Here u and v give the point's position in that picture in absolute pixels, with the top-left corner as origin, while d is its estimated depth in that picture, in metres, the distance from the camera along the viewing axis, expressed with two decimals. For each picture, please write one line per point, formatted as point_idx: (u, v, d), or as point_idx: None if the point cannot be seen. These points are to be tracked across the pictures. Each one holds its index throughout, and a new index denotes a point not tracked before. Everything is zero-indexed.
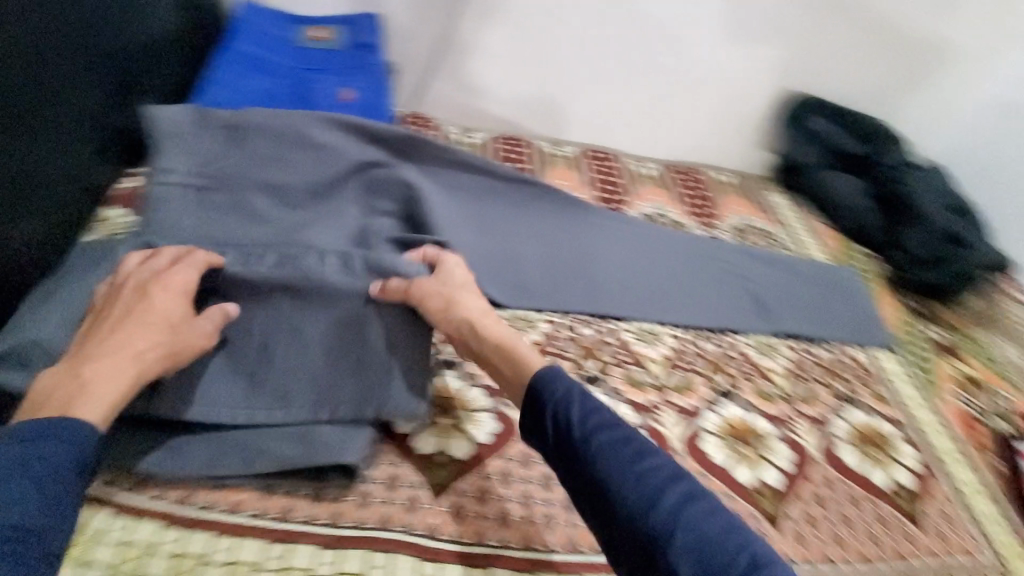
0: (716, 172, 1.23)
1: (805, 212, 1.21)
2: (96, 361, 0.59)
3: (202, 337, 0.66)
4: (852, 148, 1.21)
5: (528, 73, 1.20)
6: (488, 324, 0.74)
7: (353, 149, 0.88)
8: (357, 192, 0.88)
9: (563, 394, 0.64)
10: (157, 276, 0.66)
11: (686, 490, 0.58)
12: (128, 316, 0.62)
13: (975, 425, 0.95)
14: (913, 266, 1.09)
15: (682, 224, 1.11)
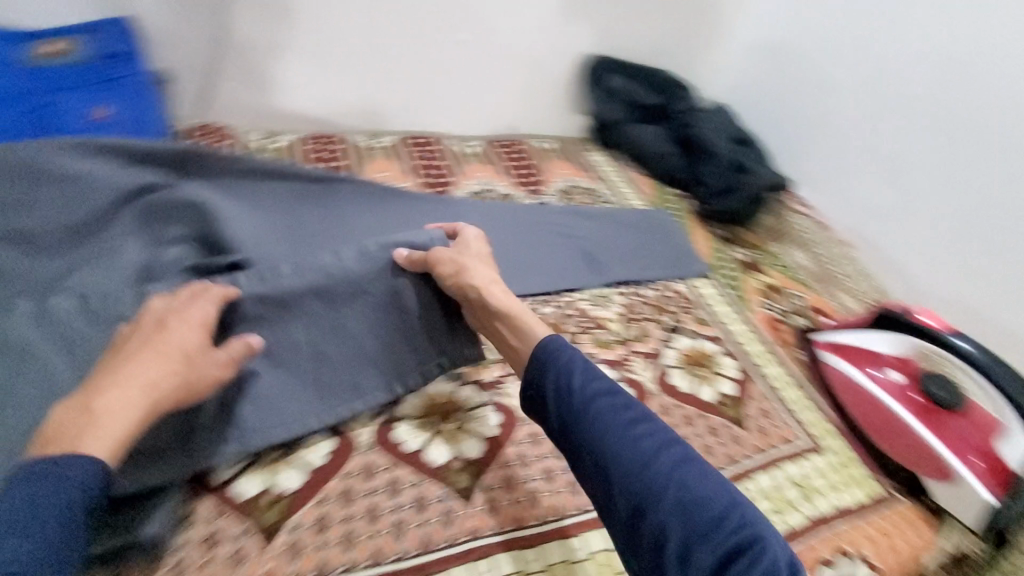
0: (530, 142, 1.26)
1: (617, 165, 1.26)
2: (106, 391, 0.47)
3: (216, 366, 0.54)
4: (644, 99, 1.26)
5: (327, 67, 1.07)
6: (496, 293, 0.65)
7: (118, 176, 0.70)
8: (135, 225, 0.70)
9: (563, 359, 0.58)
10: (174, 308, 0.55)
11: (677, 453, 0.53)
12: (139, 344, 0.51)
13: (780, 325, 0.93)
14: (709, 197, 1.13)
15: (510, 196, 1.09)
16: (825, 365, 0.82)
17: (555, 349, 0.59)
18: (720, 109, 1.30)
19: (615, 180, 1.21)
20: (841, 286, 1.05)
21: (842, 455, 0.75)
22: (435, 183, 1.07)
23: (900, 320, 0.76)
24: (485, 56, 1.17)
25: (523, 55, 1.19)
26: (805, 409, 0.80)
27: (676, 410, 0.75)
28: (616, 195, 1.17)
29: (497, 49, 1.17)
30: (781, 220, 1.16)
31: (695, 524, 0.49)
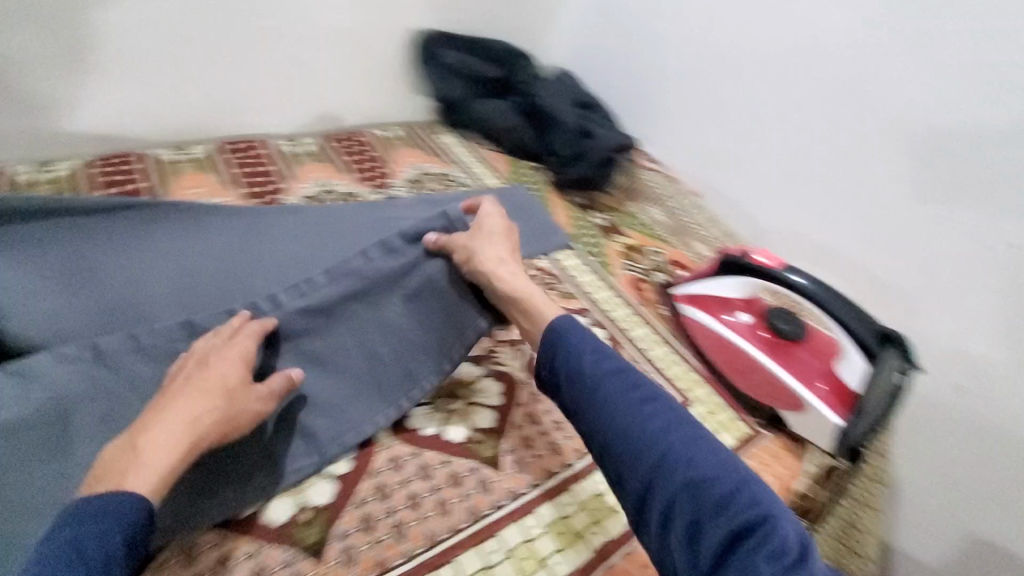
0: (371, 132, 1.17)
1: (469, 145, 1.20)
2: (152, 426, 0.47)
3: (258, 401, 0.54)
4: (485, 72, 1.20)
5: (100, 74, 0.89)
6: (506, 275, 0.68)
7: None
8: None
9: (574, 342, 0.59)
10: (215, 341, 0.55)
11: (686, 433, 0.52)
12: (181, 382, 0.51)
13: (642, 286, 0.94)
14: (560, 167, 1.11)
15: (352, 194, 0.99)
16: (686, 318, 0.83)
17: (564, 333, 0.60)
18: (562, 75, 1.27)
19: (469, 161, 1.16)
20: (695, 236, 1.08)
21: (711, 401, 0.76)
22: (263, 191, 0.95)
23: (741, 264, 0.77)
24: (301, 42, 1.04)
25: (345, 37, 1.08)
26: (672, 364, 0.80)
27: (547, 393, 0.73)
28: (469, 177, 1.12)
29: (313, 32, 1.04)
30: (633, 178, 1.15)
31: (702, 504, 0.48)
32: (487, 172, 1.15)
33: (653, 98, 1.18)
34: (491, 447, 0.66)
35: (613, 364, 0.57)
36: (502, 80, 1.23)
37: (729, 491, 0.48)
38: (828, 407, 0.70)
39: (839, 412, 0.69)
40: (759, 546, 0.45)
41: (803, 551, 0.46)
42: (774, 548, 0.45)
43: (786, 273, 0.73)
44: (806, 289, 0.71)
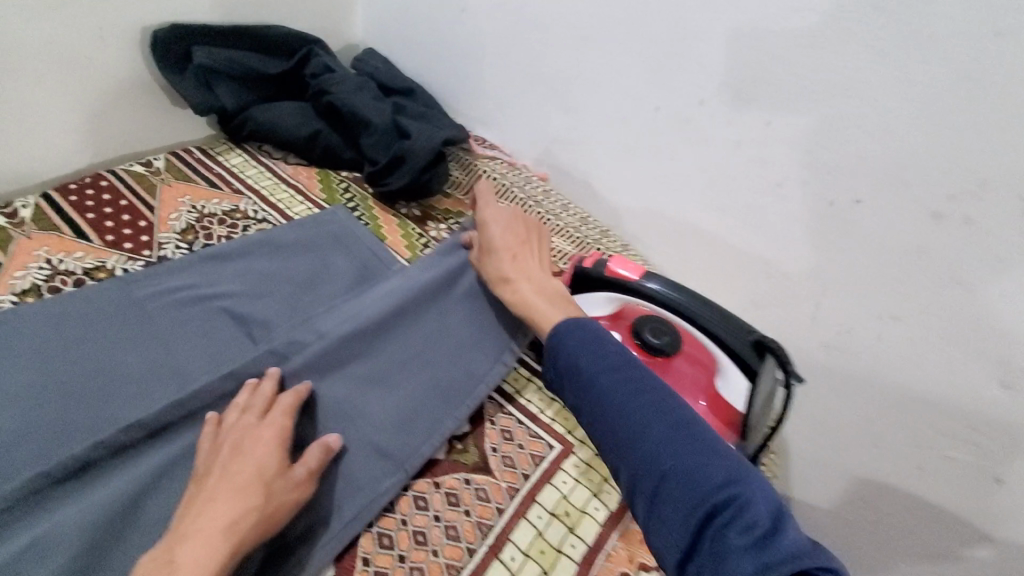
0: (118, 170, 0.87)
1: (264, 164, 0.96)
2: (188, 542, 0.46)
3: (296, 486, 0.53)
4: (261, 68, 0.95)
5: None
6: (521, 275, 0.66)
7: None
8: None
9: (569, 342, 0.56)
10: (249, 429, 0.55)
11: (675, 418, 0.50)
12: (217, 478, 0.51)
13: None
14: (379, 176, 0.91)
15: (97, 270, 0.73)
16: None
17: (559, 335, 0.57)
18: (363, 58, 1.05)
19: (267, 186, 0.92)
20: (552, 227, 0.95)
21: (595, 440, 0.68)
22: None
23: (599, 277, 0.66)
24: None
25: (34, 54, 0.78)
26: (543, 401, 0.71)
27: (401, 496, 0.60)
28: (269, 208, 0.88)
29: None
30: (472, 171, 0.99)
31: (681, 488, 0.46)
32: (294, 194, 0.92)
33: (471, 71, 1.02)
34: None
35: (608, 356, 0.54)
36: (287, 75, 0.98)
37: (709, 473, 0.46)
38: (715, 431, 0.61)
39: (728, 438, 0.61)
40: (732, 526, 0.43)
41: (777, 522, 0.43)
42: (747, 521, 0.42)
43: (646, 283, 0.63)
44: (672, 299, 0.62)
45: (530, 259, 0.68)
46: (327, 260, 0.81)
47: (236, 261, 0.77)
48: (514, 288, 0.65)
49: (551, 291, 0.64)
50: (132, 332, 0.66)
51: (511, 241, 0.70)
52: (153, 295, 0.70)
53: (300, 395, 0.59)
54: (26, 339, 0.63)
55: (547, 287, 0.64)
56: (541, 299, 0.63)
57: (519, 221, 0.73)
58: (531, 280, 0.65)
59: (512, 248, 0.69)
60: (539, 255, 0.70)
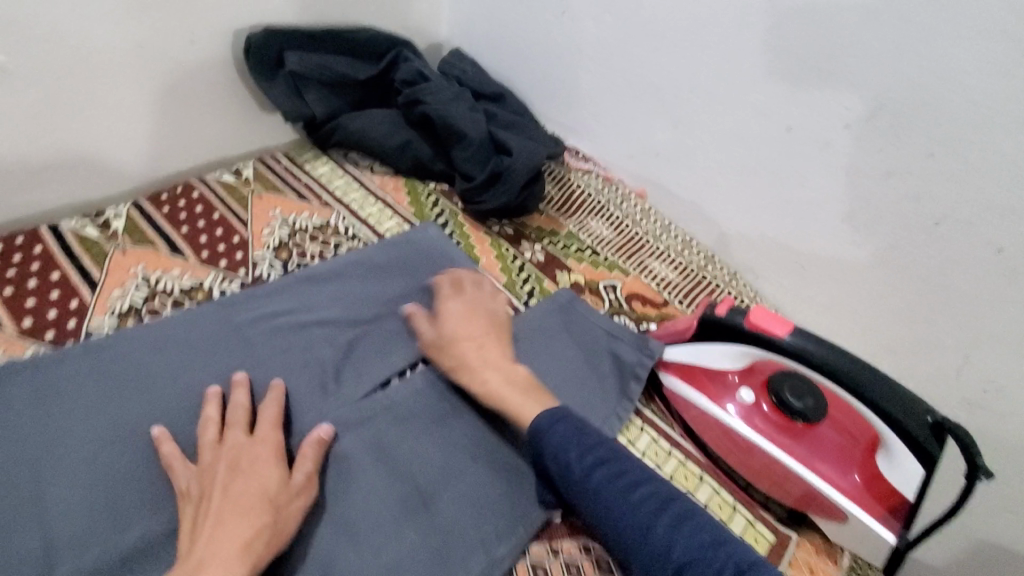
0: (209, 179, 0.85)
1: (351, 173, 0.92)
2: (208, 565, 0.46)
3: (300, 492, 0.54)
4: (352, 73, 0.91)
5: None
6: (487, 363, 0.63)
7: None
8: None
9: (554, 436, 0.56)
10: (244, 447, 0.54)
11: (676, 509, 0.51)
12: (217, 499, 0.50)
13: None
14: (474, 194, 0.87)
15: (195, 290, 0.71)
16: (674, 393, 0.66)
17: (547, 422, 0.57)
18: (450, 58, 0.99)
19: (355, 199, 0.88)
20: (651, 251, 0.88)
21: (721, 506, 0.61)
22: (52, 316, 0.65)
23: (736, 328, 0.59)
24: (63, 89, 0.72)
25: (127, 61, 0.76)
26: (661, 457, 0.64)
27: (519, 563, 0.57)
28: (360, 223, 0.85)
29: (72, 65, 0.72)
30: (565, 187, 0.93)
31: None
32: (383, 207, 0.88)
33: (565, 77, 0.95)
34: None
35: (596, 451, 0.54)
36: (376, 80, 0.94)
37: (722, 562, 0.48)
38: (870, 510, 0.55)
39: (892, 524, 0.55)
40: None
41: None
42: None
43: (797, 345, 0.55)
44: (829, 360, 0.54)
45: (495, 348, 0.65)
46: (421, 283, 0.76)
47: (330, 283, 0.73)
48: (483, 380, 0.62)
49: (519, 381, 0.62)
50: (233, 363, 0.64)
51: (475, 326, 0.66)
52: (254, 320, 0.67)
53: (275, 397, 0.60)
54: (134, 369, 0.61)
55: (516, 374, 0.62)
56: (514, 389, 0.61)
57: (480, 310, 0.69)
58: (498, 369, 0.63)
59: (474, 336, 0.66)
60: (500, 333, 0.67)
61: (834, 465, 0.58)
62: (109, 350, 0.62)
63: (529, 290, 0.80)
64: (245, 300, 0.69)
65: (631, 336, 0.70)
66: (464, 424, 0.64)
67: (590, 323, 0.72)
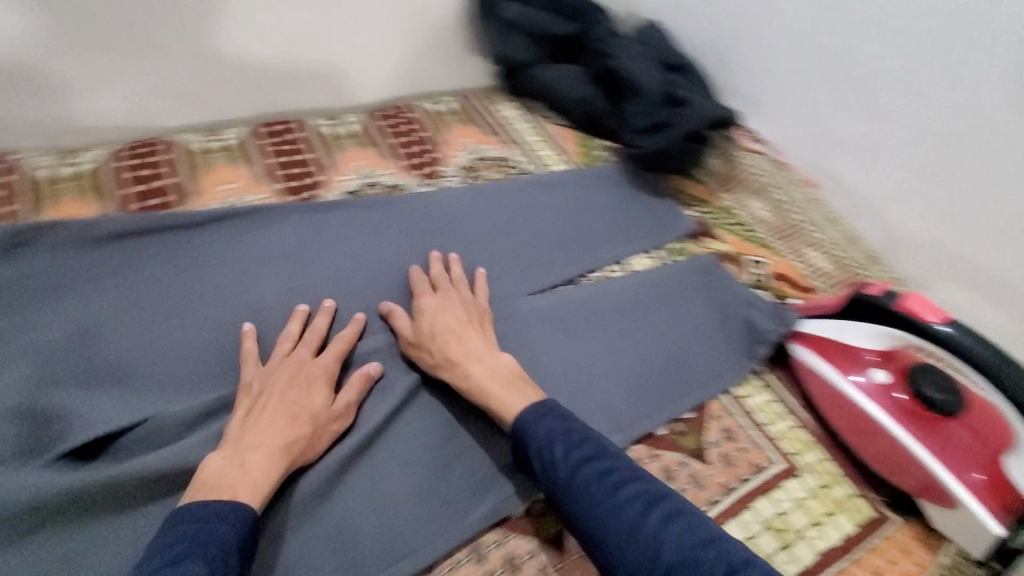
0: (423, 107, 1.01)
1: (533, 120, 1.03)
2: (250, 452, 0.53)
3: (338, 418, 0.60)
4: (551, 29, 1.00)
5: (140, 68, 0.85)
6: (466, 352, 0.63)
7: (68, 282, 0.64)
8: (18, 345, 0.60)
9: (540, 429, 0.57)
10: (307, 364, 0.61)
11: (664, 508, 0.52)
12: (274, 397, 0.58)
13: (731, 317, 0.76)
14: (635, 138, 0.92)
15: (398, 188, 0.87)
16: (801, 362, 0.68)
17: (529, 418, 0.58)
18: (646, 27, 1.05)
19: (534, 141, 0.99)
20: (808, 238, 0.89)
21: (825, 473, 0.63)
22: (298, 184, 0.84)
23: (885, 309, 0.61)
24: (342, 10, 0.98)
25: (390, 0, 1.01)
26: (774, 415, 0.68)
27: None
28: (532, 161, 0.95)
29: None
30: (731, 163, 0.96)
31: None
32: (554, 151, 0.98)
33: (758, 58, 0.96)
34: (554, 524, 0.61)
35: (581, 448, 0.55)
36: (572, 38, 1.02)
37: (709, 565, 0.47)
38: (989, 508, 0.55)
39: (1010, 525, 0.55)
40: None
41: None
42: None
43: (949, 333, 0.57)
44: (981, 355, 0.55)
45: (476, 338, 0.65)
46: (578, 211, 0.86)
47: (498, 200, 0.85)
48: (465, 372, 0.62)
49: (502, 373, 0.62)
50: (416, 245, 0.78)
51: (450, 318, 0.66)
52: (434, 217, 0.81)
53: (351, 329, 0.66)
54: (341, 233, 0.77)
55: (499, 369, 0.62)
56: (495, 384, 0.61)
57: (459, 299, 0.68)
58: (481, 360, 0.63)
59: (455, 328, 0.65)
60: (481, 325, 0.67)
61: (959, 459, 0.58)
62: (361, 207, 0.80)
63: (674, 250, 0.85)
64: (428, 196, 0.83)
65: (769, 307, 0.75)
66: (592, 342, 0.71)
67: (729, 288, 0.79)
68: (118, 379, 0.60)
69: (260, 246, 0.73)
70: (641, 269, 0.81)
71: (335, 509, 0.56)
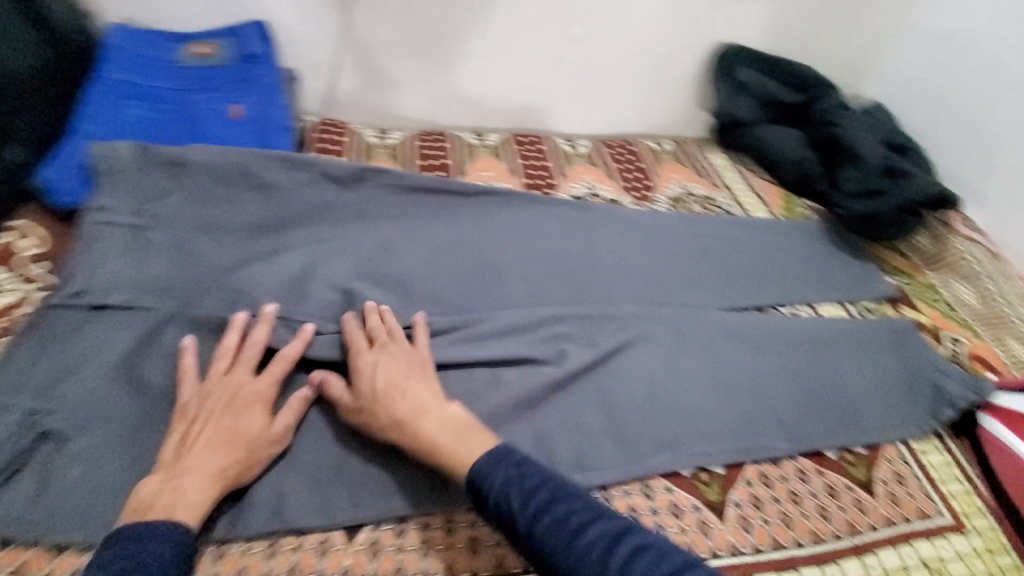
0: (644, 144, 1.16)
1: (741, 172, 1.13)
2: (186, 476, 0.59)
3: (275, 441, 0.64)
4: (781, 97, 1.12)
5: (447, 75, 1.09)
6: (414, 406, 0.64)
7: (381, 212, 0.88)
8: (346, 246, 0.83)
9: (495, 479, 0.58)
10: (241, 388, 0.66)
11: (634, 550, 0.52)
12: (212, 424, 0.63)
13: (917, 376, 0.81)
14: (845, 200, 0.99)
15: (617, 202, 1.02)
16: (989, 433, 0.78)
17: (483, 473, 0.59)
18: (874, 108, 1.12)
19: (740, 188, 1.09)
20: (1013, 331, 0.91)
21: (991, 539, 0.71)
22: (540, 184, 1.04)
23: None
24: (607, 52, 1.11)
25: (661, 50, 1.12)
26: (949, 476, 0.75)
27: (788, 461, 0.72)
28: (735, 205, 1.06)
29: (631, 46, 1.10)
30: (942, 246, 1.01)
31: None
32: (755, 202, 1.07)
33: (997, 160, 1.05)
34: (717, 493, 0.68)
35: (535, 495, 0.56)
36: (799, 106, 1.12)
37: None
38: None
39: None
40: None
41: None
42: None
43: None
44: None
45: (425, 389, 0.66)
46: (778, 254, 0.94)
47: (705, 225, 0.96)
48: (415, 429, 0.63)
49: (453, 425, 0.64)
50: (630, 247, 0.90)
51: (394, 372, 0.67)
52: (648, 226, 0.93)
53: (295, 346, 0.70)
54: (566, 223, 0.91)
55: (450, 423, 0.64)
56: (447, 438, 0.63)
57: (401, 351, 0.69)
58: (432, 413, 0.64)
59: (398, 381, 0.66)
60: (423, 375, 0.68)
61: None
62: (588, 210, 0.93)
63: (868, 308, 0.92)
64: (638, 211, 0.95)
65: (963, 377, 0.81)
66: (775, 362, 0.79)
67: (922, 354, 0.84)
68: (394, 287, 0.80)
69: (501, 218, 0.90)
70: (831, 315, 0.89)
71: (542, 420, 0.70)
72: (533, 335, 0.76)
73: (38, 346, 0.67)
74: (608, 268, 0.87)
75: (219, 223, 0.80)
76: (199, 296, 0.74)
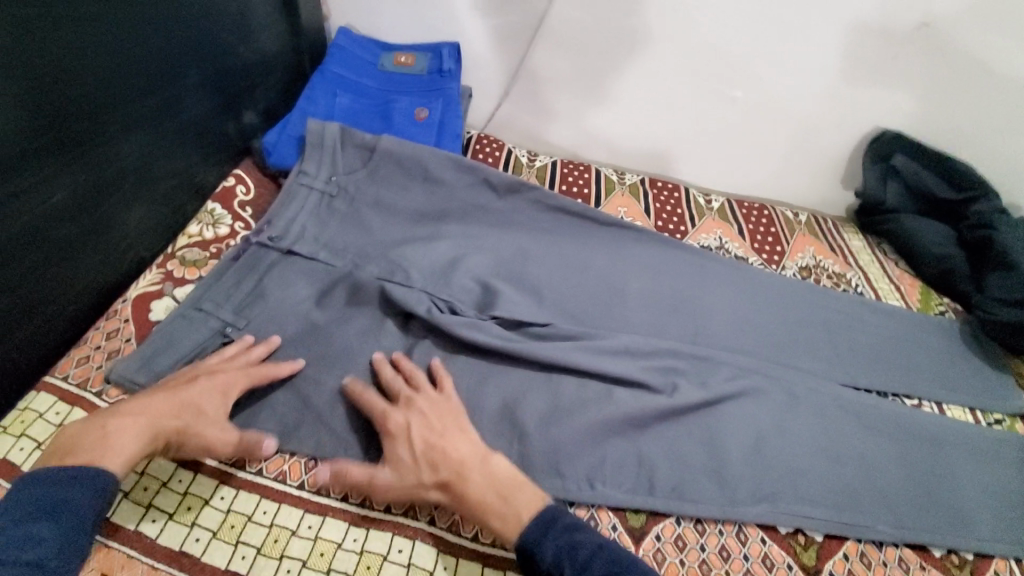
0: (780, 210, 1.18)
1: (877, 257, 1.12)
2: (119, 417, 0.61)
3: (218, 425, 0.65)
4: (935, 189, 1.09)
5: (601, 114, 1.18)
6: (456, 465, 0.65)
7: (525, 220, 0.95)
8: (492, 244, 0.92)
9: (550, 547, 0.59)
10: (212, 369, 0.69)
11: None
12: (168, 387, 0.65)
13: None
14: (990, 305, 0.96)
15: (743, 259, 1.05)
16: None
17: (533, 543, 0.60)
18: None
19: (872, 272, 1.08)
20: None
21: None
22: (671, 227, 1.09)
23: None
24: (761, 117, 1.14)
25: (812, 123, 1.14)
26: None
27: (889, 547, 0.70)
28: (868, 288, 1.05)
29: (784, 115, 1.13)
30: None
31: None
32: (889, 289, 1.06)
33: None
34: (812, 559, 0.68)
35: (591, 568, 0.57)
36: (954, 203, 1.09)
37: None
38: None
39: None
40: None
41: None
42: None
43: None
44: None
45: (462, 442, 0.67)
46: (907, 343, 0.92)
47: (834, 298, 0.95)
48: (462, 491, 0.63)
49: (495, 480, 0.64)
50: (752, 303, 0.92)
51: (429, 432, 0.67)
52: (775, 287, 0.94)
53: (283, 368, 0.72)
54: (695, 267, 0.95)
55: (489, 477, 0.64)
56: (492, 492, 0.63)
57: (430, 408, 0.69)
58: (473, 469, 0.65)
59: (434, 440, 0.66)
60: (455, 428, 0.68)
61: None
62: (716, 259, 0.96)
63: (997, 418, 0.88)
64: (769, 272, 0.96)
65: None
66: (889, 446, 0.77)
67: None
68: (529, 289, 0.88)
69: (634, 248, 0.95)
70: (957, 417, 0.86)
71: (646, 440, 0.73)
72: (649, 362, 0.80)
73: (233, 271, 0.81)
74: (728, 318, 0.90)
75: (392, 203, 0.92)
76: (363, 259, 0.85)
